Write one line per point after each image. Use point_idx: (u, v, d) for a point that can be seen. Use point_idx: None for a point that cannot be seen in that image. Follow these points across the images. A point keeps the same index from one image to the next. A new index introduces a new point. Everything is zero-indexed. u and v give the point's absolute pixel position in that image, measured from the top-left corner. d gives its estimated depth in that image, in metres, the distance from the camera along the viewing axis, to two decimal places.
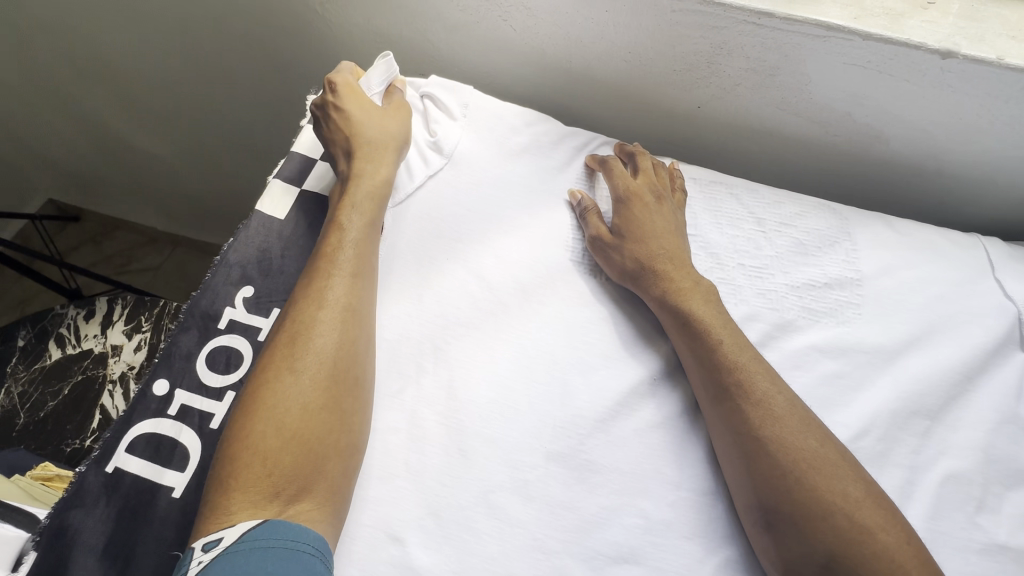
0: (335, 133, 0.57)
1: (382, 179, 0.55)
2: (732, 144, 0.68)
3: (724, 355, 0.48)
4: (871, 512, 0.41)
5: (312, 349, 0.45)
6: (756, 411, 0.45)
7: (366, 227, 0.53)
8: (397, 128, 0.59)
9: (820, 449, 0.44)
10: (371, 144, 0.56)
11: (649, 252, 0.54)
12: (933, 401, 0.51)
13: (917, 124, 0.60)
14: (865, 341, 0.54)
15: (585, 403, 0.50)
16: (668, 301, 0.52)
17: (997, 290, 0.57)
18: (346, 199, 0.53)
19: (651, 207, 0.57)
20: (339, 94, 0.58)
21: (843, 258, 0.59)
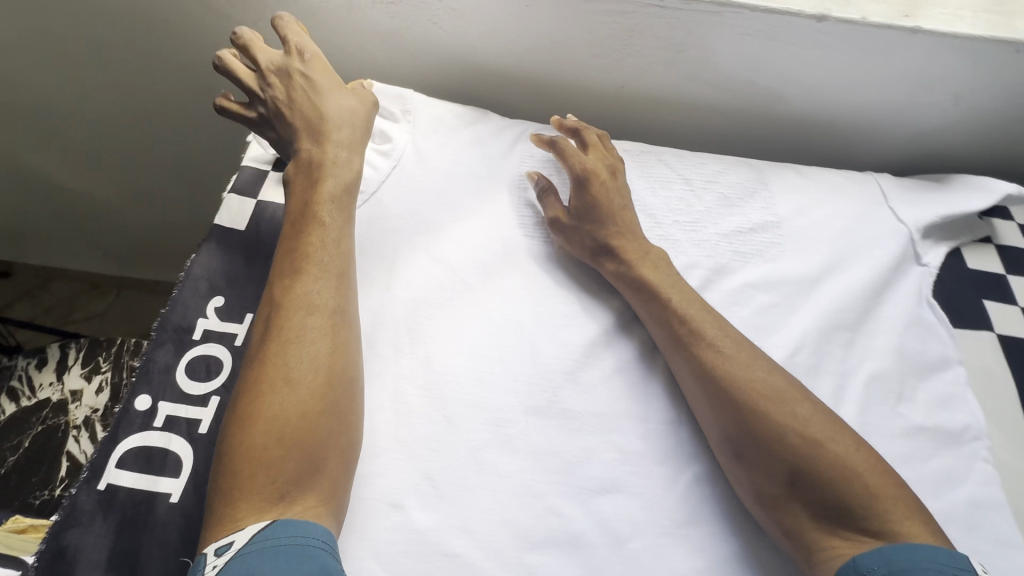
0: (298, 102, 0.57)
1: (353, 171, 0.57)
2: (657, 119, 0.75)
3: (681, 311, 0.54)
4: (820, 426, 0.47)
5: (296, 356, 0.47)
6: (714, 351, 0.51)
7: (340, 234, 0.54)
8: (365, 115, 0.61)
9: (771, 380, 0.49)
10: (340, 124, 0.58)
11: (605, 226, 0.59)
12: (852, 316, 0.59)
13: (808, 82, 0.68)
14: (789, 273, 0.61)
15: (554, 358, 0.54)
16: (624, 268, 0.57)
17: (893, 216, 0.65)
18: (313, 204, 0.54)
19: (606, 184, 0.62)
20: (306, 62, 0.59)
21: (763, 205, 0.66)
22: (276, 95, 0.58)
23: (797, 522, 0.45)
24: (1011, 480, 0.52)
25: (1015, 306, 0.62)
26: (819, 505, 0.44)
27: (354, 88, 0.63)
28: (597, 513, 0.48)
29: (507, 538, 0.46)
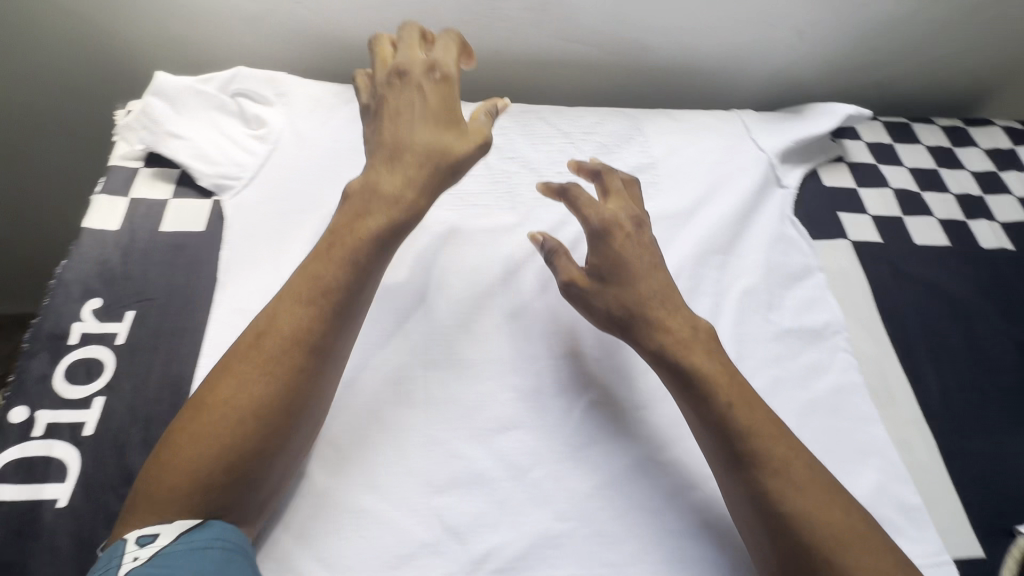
0: (400, 125, 0.47)
1: (407, 202, 0.46)
2: (537, 80, 0.77)
3: (704, 380, 0.46)
4: (841, 517, 0.41)
5: (266, 378, 0.42)
6: (727, 407, 0.45)
7: (346, 277, 0.44)
8: (485, 134, 0.49)
9: (790, 453, 0.44)
10: (424, 158, 0.47)
11: (631, 295, 0.49)
12: (723, 240, 0.64)
13: (668, 30, 0.72)
14: (665, 208, 0.66)
15: (447, 314, 0.56)
16: (648, 340, 0.48)
17: (754, 147, 0.71)
18: (318, 258, 0.45)
19: (631, 245, 0.51)
20: (437, 77, 0.49)
21: (639, 149, 0.70)
22: (372, 107, 0.50)
23: None
24: (868, 364, 0.58)
25: (865, 214, 0.69)
26: None
27: (482, 120, 0.50)
28: (498, 450, 0.50)
29: (412, 486, 0.48)
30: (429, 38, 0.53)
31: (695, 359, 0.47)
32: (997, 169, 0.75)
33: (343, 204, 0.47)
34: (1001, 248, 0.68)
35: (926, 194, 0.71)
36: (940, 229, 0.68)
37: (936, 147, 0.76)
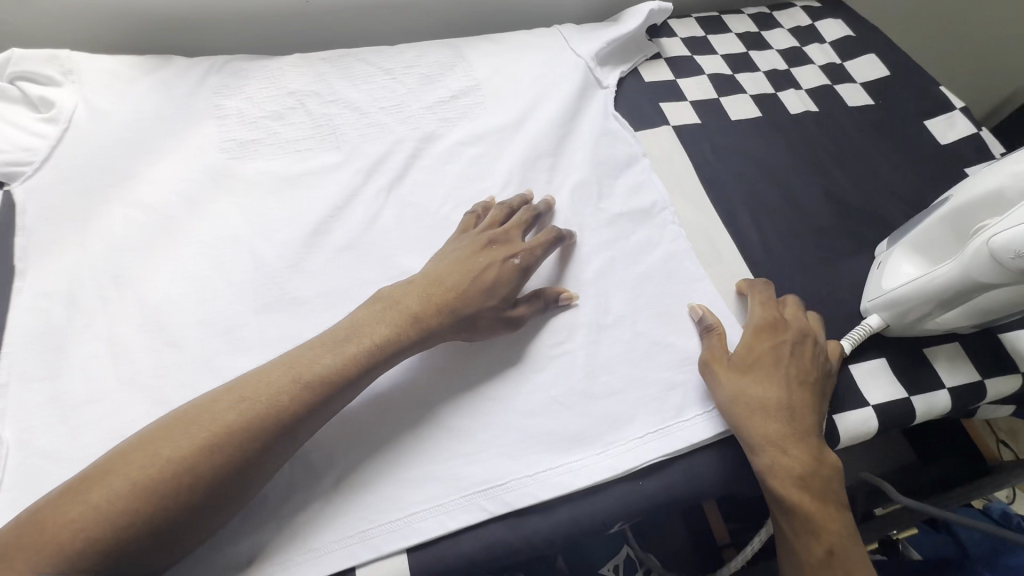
0: (472, 289, 0.50)
1: (415, 320, 0.48)
2: (356, 24, 0.76)
3: (802, 479, 0.46)
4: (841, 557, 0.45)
5: (222, 440, 0.39)
6: (806, 500, 0.46)
7: (340, 372, 0.44)
8: (525, 309, 0.52)
9: (820, 500, 0.47)
10: (467, 320, 0.50)
11: (758, 393, 0.49)
12: (551, 146, 0.66)
13: None
14: (492, 124, 0.67)
15: (275, 257, 0.55)
16: (765, 437, 0.47)
17: (572, 55, 0.73)
18: (321, 346, 0.45)
19: (767, 345, 0.51)
20: (506, 252, 0.53)
21: (461, 74, 0.71)
22: (451, 259, 0.52)
23: None
24: (695, 232, 0.62)
25: (684, 100, 0.72)
26: None
27: (529, 301, 0.53)
28: None
29: None
30: (527, 220, 0.57)
31: (793, 464, 0.46)
32: (799, 44, 0.80)
33: (411, 330, 0.48)
34: (807, 111, 0.73)
35: (739, 75, 0.76)
36: (752, 103, 0.73)
37: (745, 32, 0.81)
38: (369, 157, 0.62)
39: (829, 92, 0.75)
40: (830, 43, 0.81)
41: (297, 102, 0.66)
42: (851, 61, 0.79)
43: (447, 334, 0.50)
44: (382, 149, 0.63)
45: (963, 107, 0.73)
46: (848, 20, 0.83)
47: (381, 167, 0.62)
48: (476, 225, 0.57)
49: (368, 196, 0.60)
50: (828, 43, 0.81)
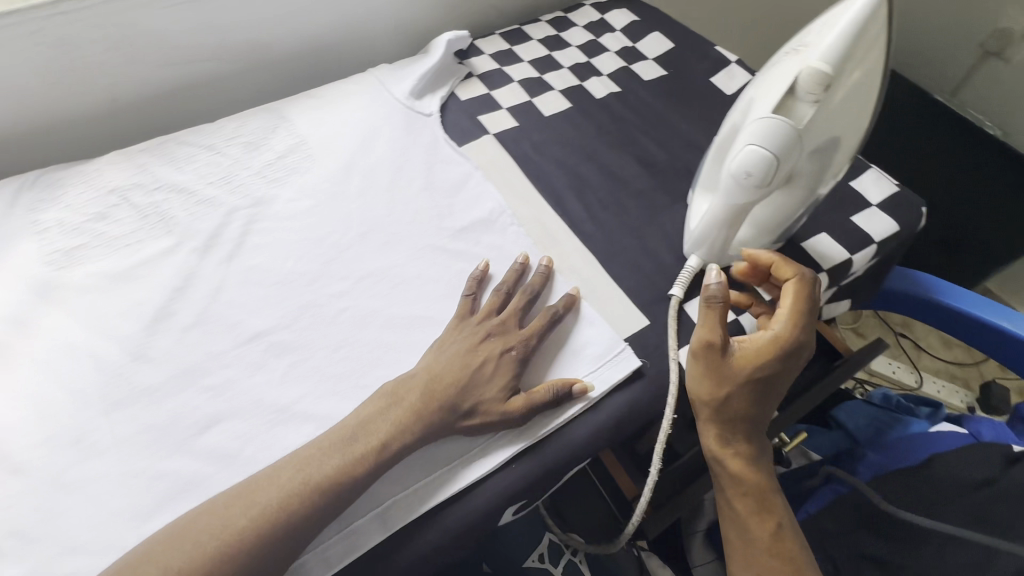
0: (471, 384, 0.50)
1: (414, 419, 0.48)
2: (176, 105, 0.78)
3: (752, 468, 0.51)
4: (789, 546, 0.50)
5: (229, 546, 0.41)
6: (755, 487, 0.51)
7: (346, 471, 0.45)
8: (525, 402, 0.50)
9: (768, 495, 0.51)
10: (473, 417, 0.49)
11: (738, 398, 0.50)
12: (383, 180, 0.69)
13: (269, 22, 0.76)
14: (322, 173, 0.69)
15: (118, 354, 0.54)
16: (724, 430, 0.51)
17: (388, 92, 0.77)
18: (330, 446, 0.46)
19: (769, 348, 0.50)
20: (505, 344, 0.53)
21: (285, 132, 0.73)
22: (454, 349, 0.52)
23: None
24: (531, 223, 0.66)
25: (501, 109, 0.78)
26: None
27: (541, 395, 0.51)
28: (203, 449, 0.50)
29: (114, 526, 0.46)
30: (525, 309, 0.57)
31: (744, 458, 0.51)
32: (594, 37, 0.89)
33: (424, 426, 0.48)
34: (610, 93, 0.81)
35: (546, 76, 0.83)
36: (562, 97, 0.80)
37: (545, 37, 0.89)
38: (202, 233, 0.63)
39: (627, 73, 0.84)
40: (620, 30, 0.90)
41: (119, 198, 0.66)
42: (640, 42, 0.88)
43: (452, 429, 0.49)
44: (215, 222, 0.64)
45: (737, 61, 0.84)
46: (631, 8, 0.93)
47: (217, 240, 0.63)
48: (472, 309, 0.57)
49: (207, 271, 0.60)
50: (619, 30, 0.90)
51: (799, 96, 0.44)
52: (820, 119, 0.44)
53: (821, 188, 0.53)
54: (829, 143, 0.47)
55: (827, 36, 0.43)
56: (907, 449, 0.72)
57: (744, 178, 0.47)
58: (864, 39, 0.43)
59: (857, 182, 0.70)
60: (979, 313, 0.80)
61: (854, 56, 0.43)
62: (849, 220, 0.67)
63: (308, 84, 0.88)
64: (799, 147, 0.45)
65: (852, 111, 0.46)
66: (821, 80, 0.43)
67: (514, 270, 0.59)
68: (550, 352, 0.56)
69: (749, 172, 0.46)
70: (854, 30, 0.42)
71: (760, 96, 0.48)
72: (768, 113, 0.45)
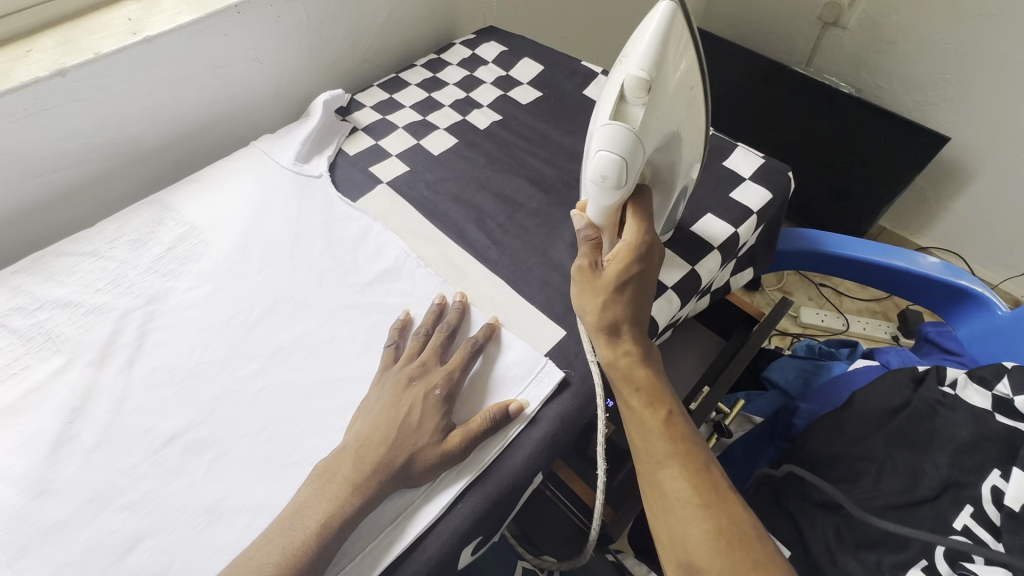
0: (401, 435, 0.49)
1: (354, 488, 0.47)
2: (49, 218, 0.74)
3: (640, 366, 0.53)
4: (684, 438, 0.51)
5: None
6: (644, 383, 0.53)
7: (287, 567, 0.43)
8: (459, 438, 0.50)
9: (660, 394, 0.53)
10: (411, 468, 0.49)
11: (613, 304, 0.54)
12: (283, 251, 0.68)
13: (135, 115, 0.75)
14: (218, 255, 0.68)
15: (16, 495, 0.50)
16: (610, 335, 0.54)
17: (273, 162, 0.77)
18: (266, 544, 0.45)
19: (628, 257, 0.55)
20: (428, 384, 0.53)
21: (173, 222, 0.71)
22: (381, 405, 0.52)
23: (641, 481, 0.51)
24: (438, 261, 0.67)
25: (390, 156, 0.80)
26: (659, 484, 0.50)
27: (474, 427, 0.51)
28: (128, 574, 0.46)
29: None
30: (445, 345, 0.57)
31: (631, 357, 0.53)
32: (469, 72, 0.93)
33: (363, 493, 0.47)
34: (492, 122, 0.84)
35: (429, 117, 0.85)
36: (448, 135, 0.83)
37: (421, 81, 0.92)
38: (95, 344, 0.60)
39: (505, 100, 0.88)
40: (492, 62, 0.94)
41: None
42: (512, 69, 0.92)
43: (394, 486, 0.48)
44: (108, 329, 0.61)
45: (603, 72, 0.90)
46: (498, 39, 0.98)
47: (113, 348, 0.60)
48: (397, 358, 0.57)
49: (108, 382, 0.57)
50: (491, 62, 0.94)
51: (629, 102, 0.49)
52: (651, 119, 0.49)
53: (682, 177, 0.58)
54: (669, 136, 0.52)
55: (639, 47, 0.48)
56: (831, 393, 0.78)
57: (600, 182, 0.51)
58: (670, 43, 0.49)
59: (728, 161, 0.76)
60: (865, 255, 0.88)
61: (666, 58, 0.48)
62: (728, 196, 0.73)
63: (191, 168, 0.86)
64: (641, 146, 0.50)
65: (679, 105, 0.51)
66: (641, 85, 0.47)
67: (432, 312, 0.60)
68: (478, 383, 0.56)
69: (604, 175, 0.51)
70: (659, 38, 0.47)
71: (601, 106, 0.52)
72: (607, 121, 0.50)
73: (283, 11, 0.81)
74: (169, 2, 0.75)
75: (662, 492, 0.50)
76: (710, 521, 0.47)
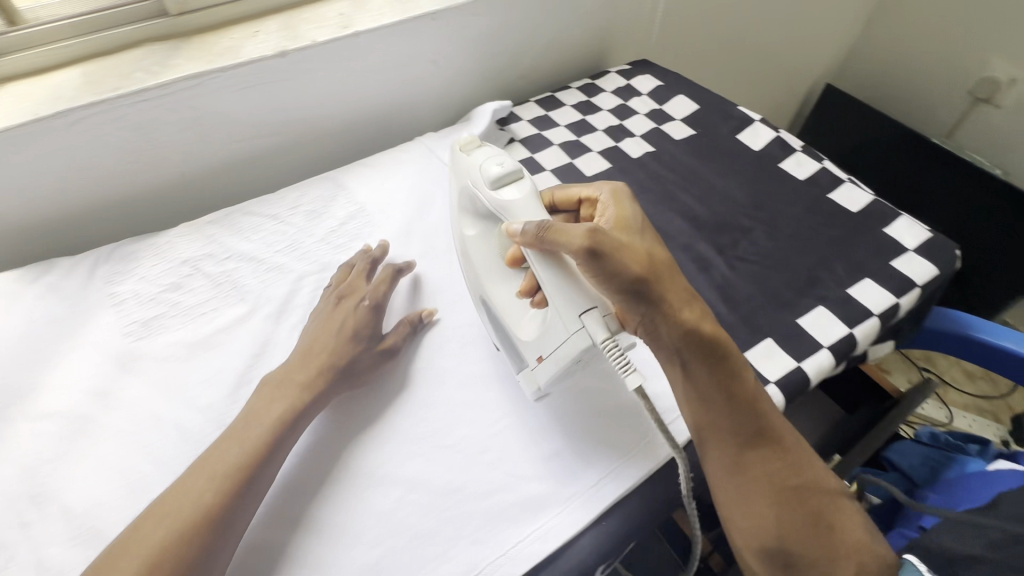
0: (338, 338, 0.58)
1: (307, 386, 0.54)
2: (237, 178, 0.83)
3: (710, 331, 0.51)
4: (765, 412, 0.51)
5: (183, 535, 0.43)
6: (717, 347, 0.51)
7: (252, 451, 0.48)
8: (388, 340, 0.60)
9: (733, 361, 0.51)
10: (343, 364, 0.57)
11: (655, 267, 0.51)
12: (440, 245, 0.73)
13: (326, 99, 0.82)
14: (383, 237, 0.73)
15: (204, 424, 0.55)
16: (672, 300, 0.51)
17: (438, 160, 0.82)
18: (231, 437, 0.49)
19: (630, 225, 0.56)
20: (348, 299, 0.62)
21: (345, 200, 0.77)
22: (318, 323, 0.60)
23: (729, 463, 0.49)
24: None
25: (544, 171, 0.83)
26: (751, 466, 0.49)
27: (397, 330, 0.62)
28: (293, 519, 0.50)
29: None
30: (361, 272, 0.65)
31: (699, 321, 0.51)
32: (623, 101, 0.95)
33: (301, 392, 0.53)
34: (645, 153, 0.86)
35: (583, 138, 0.88)
36: (601, 158, 0.85)
37: (577, 102, 0.95)
38: (273, 301, 0.65)
39: (658, 133, 0.90)
40: (647, 94, 0.96)
41: (192, 268, 0.68)
42: (667, 104, 0.94)
43: (337, 385, 0.56)
44: (286, 289, 0.67)
45: (761, 119, 0.90)
46: (654, 73, 1.00)
47: (289, 307, 0.65)
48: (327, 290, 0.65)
49: (283, 337, 0.62)
50: (645, 94, 0.96)
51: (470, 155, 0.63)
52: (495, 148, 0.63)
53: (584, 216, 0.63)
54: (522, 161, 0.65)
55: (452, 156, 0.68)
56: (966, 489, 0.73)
57: (501, 168, 0.57)
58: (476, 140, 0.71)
59: (891, 229, 0.74)
60: (1018, 348, 0.81)
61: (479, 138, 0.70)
62: (889, 264, 0.70)
63: (356, 154, 0.93)
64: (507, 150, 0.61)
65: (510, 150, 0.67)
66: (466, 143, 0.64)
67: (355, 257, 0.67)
68: (618, 415, 0.57)
69: (502, 165, 0.58)
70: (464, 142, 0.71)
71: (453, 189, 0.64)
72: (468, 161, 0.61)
73: (468, 22, 0.86)
74: (374, 3, 0.82)
75: (752, 476, 0.49)
76: (801, 508, 0.48)
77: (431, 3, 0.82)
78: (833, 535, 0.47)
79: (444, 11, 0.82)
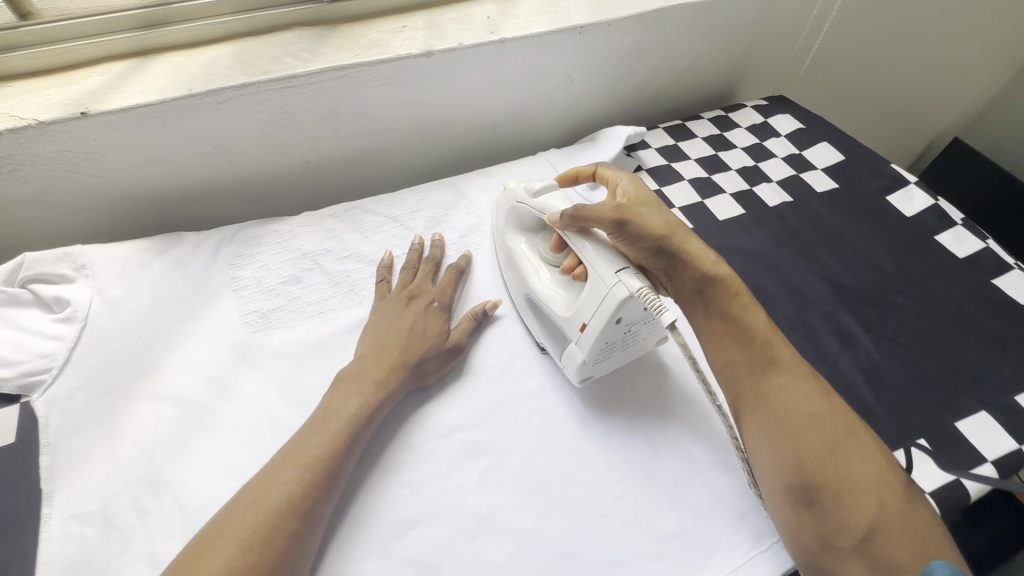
0: (410, 338, 0.57)
1: (381, 384, 0.53)
2: (356, 171, 0.82)
3: (718, 268, 0.52)
4: (779, 345, 0.50)
5: (274, 518, 0.42)
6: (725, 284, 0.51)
7: (333, 447, 0.47)
8: (459, 335, 0.60)
9: (740, 298, 0.52)
10: (415, 361, 0.56)
11: (670, 223, 0.53)
12: None
13: (457, 102, 0.80)
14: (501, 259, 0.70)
15: None
16: (685, 245, 0.52)
17: None
18: (312, 430, 0.49)
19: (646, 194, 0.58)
20: (416, 299, 0.61)
21: (466, 212, 0.74)
22: (385, 321, 0.59)
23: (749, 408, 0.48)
24: None
25: (672, 208, 0.78)
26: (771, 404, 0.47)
27: (466, 326, 0.61)
28: (404, 556, 0.47)
29: None
30: (424, 273, 0.65)
31: (710, 262, 0.52)
32: (759, 140, 0.89)
33: (373, 386, 0.53)
34: (782, 202, 0.80)
35: (715, 177, 0.83)
36: (733, 202, 0.79)
37: (709, 135, 0.89)
38: None
39: (797, 182, 0.83)
40: (785, 136, 0.90)
41: (312, 262, 0.67)
42: (807, 150, 0.87)
43: (409, 382, 0.55)
44: None
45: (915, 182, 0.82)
46: (795, 114, 0.93)
47: None
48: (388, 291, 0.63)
49: None
50: (784, 136, 0.90)
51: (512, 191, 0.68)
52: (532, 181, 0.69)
53: None
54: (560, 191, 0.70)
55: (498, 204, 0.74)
56: None
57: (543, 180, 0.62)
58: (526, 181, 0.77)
59: None
60: None
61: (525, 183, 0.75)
62: None
63: (470, 161, 0.91)
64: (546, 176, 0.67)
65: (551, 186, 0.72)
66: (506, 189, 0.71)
67: (414, 249, 0.66)
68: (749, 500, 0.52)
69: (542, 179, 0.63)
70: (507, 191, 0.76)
71: (499, 213, 0.69)
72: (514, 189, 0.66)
73: (613, 40, 0.82)
74: (522, 10, 0.79)
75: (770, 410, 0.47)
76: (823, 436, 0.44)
77: (581, 16, 0.78)
78: (856, 466, 0.43)
79: (592, 25, 0.78)
